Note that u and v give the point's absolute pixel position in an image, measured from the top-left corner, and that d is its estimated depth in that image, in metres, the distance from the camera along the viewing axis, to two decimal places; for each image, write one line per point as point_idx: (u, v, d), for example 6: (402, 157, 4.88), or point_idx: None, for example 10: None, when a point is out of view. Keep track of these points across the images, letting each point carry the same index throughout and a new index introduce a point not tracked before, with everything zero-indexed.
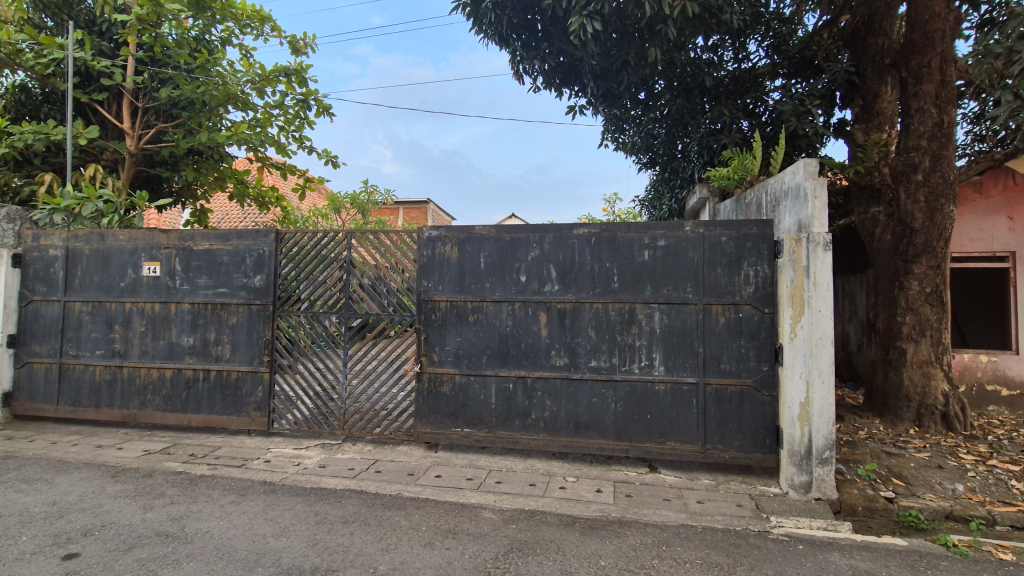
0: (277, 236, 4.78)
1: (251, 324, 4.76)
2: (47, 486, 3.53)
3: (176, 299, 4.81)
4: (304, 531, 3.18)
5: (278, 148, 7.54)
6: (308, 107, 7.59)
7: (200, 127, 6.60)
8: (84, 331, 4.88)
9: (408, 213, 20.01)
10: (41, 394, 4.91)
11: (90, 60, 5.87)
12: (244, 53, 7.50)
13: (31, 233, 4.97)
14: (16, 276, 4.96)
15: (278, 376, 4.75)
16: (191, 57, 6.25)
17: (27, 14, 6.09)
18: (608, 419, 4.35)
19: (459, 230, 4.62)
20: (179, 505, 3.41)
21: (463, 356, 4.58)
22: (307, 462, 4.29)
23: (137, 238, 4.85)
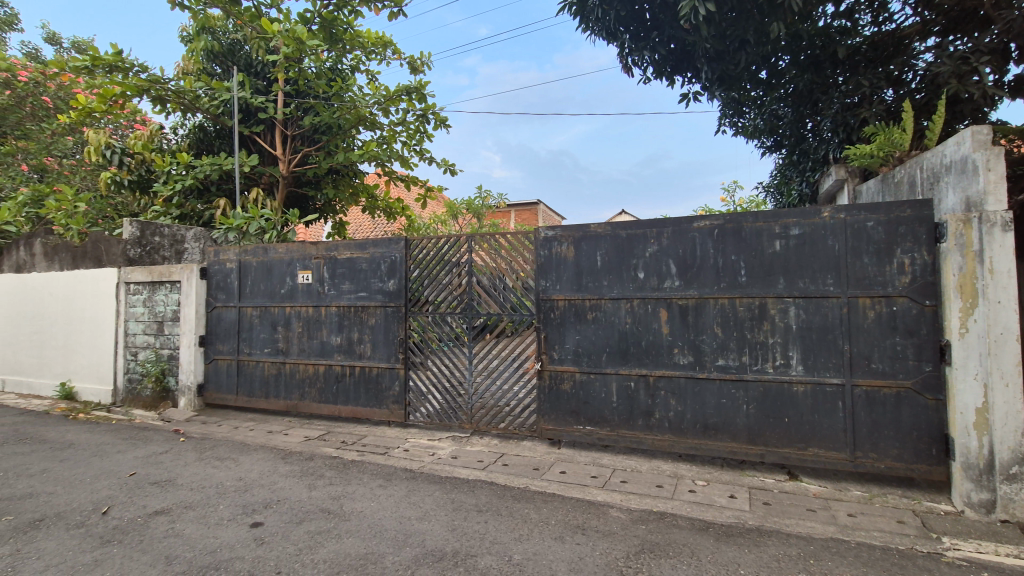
0: (406, 243, 5.17)
1: (387, 324, 5.20)
2: (234, 463, 4.15)
3: (325, 303, 5.39)
4: (443, 517, 3.40)
5: (403, 162, 8.14)
6: (427, 121, 8.11)
7: (337, 148, 7.39)
8: (254, 332, 5.65)
9: (520, 215, 20.50)
10: (224, 385, 5.75)
11: (250, 98, 6.80)
12: (371, 77, 8.22)
13: (213, 250, 5.83)
14: (203, 286, 5.82)
15: (412, 372, 5.14)
16: (327, 86, 6.99)
17: (202, 65, 7.20)
18: (739, 421, 4.10)
19: (574, 229, 4.65)
20: (336, 485, 3.82)
21: (582, 355, 4.60)
22: (441, 452, 4.58)
23: (293, 250, 5.53)
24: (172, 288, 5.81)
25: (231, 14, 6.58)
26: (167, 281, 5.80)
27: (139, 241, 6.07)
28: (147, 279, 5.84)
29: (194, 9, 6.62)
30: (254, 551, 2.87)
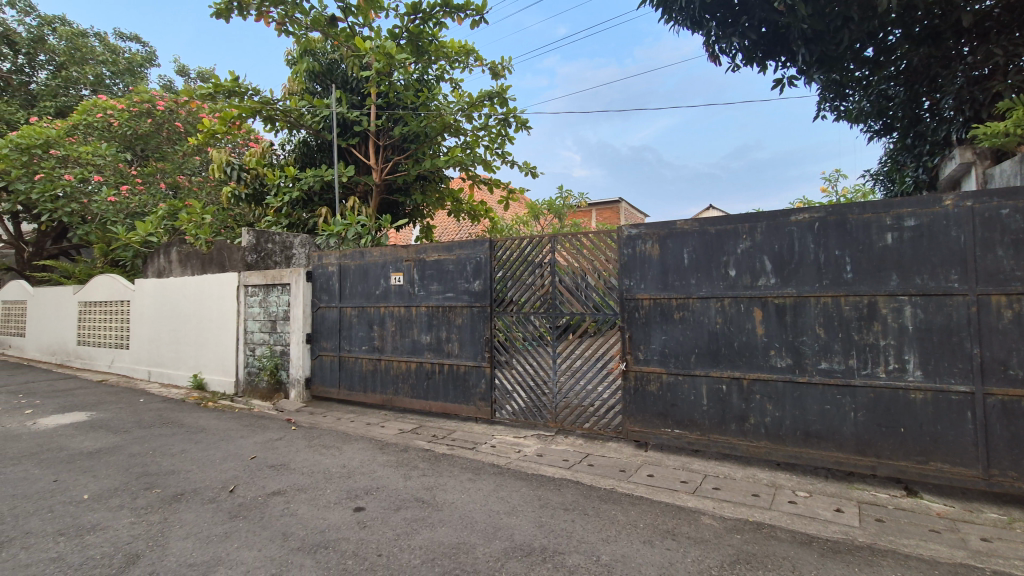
0: (491, 244, 5.31)
1: (474, 323, 5.37)
2: (338, 452, 4.49)
3: (416, 303, 5.68)
4: (531, 513, 3.47)
5: (486, 166, 8.36)
6: (509, 124, 8.26)
7: (425, 155, 7.79)
8: (353, 331, 6.07)
9: (601, 214, 20.20)
10: (328, 379, 6.24)
11: (346, 113, 7.31)
12: (455, 85, 8.52)
13: (317, 255, 6.33)
14: (309, 287, 6.35)
15: (498, 370, 5.28)
16: (414, 97, 7.34)
17: (305, 85, 7.83)
18: (846, 429, 3.80)
19: (660, 226, 4.53)
20: (429, 477, 4.01)
21: (669, 355, 4.48)
22: (527, 450, 4.66)
23: (386, 253, 5.86)
24: (282, 290, 6.38)
25: (329, 36, 7.10)
26: (278, 283, 6.38)
27: (255, 248, 6.72)
28: (262, 282, 6.47)
29: (297, 34, 7.22)
30: (358, 533, 3.08)
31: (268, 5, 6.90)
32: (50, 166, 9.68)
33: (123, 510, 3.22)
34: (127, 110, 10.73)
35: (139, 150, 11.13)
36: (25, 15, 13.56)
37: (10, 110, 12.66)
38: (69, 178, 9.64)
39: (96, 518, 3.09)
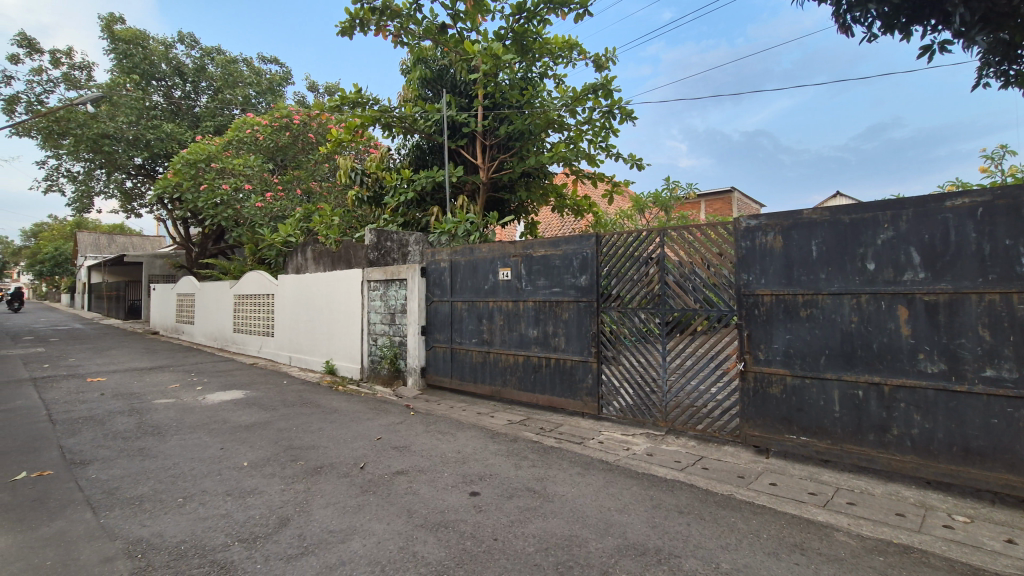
0: (597, 239, 5.27)
1: (580, 318, 5.36)
2: (453, 438, 4.73)
3: (523, 298, 5.79)
4: (644, 512, 3.39)
5: (589, 160, 8.29)
6: (613, 116, 8.12)
7: (529, 153, 7.93)
8: (464, 324, 6.33)
9: (711, 205, 19.04)
10: (441, 369, 6.58)
11: (456, 115, 7.64)
12: (558, 81, 8.54)
13: (430, 252, 6.68)
14: (423, 282, 6.73)
15: (604, 366, 5.23)
16: (520, 95, 7.48)
17: (418, 91, 8.26)
18: (1020, 448, 3.25)
19: (784, 217, 4.20)
20: (540, 468, 4.08)
21: (795, 356, 4.13)
22: (636, 448, 4.56)
23: (495, 250, 6.05)
24: (400, 285, 6.83)
25: (440, 43, 7.44)
26: (397, 279, 6.84)
27: (376, 246, 7.27)
28: (383, 278, 6.98)
29: (411, 43, 7.65)
30: (475, 516, 3.23)
31: (386, 19, 7.39)
32: (211, 178, 11.24)
33: (275, 477, 3.66)
34: (270, 125, 12.11)
35: (279, 160, 12.48)
36: (191, 48, 15.82)
37: (181, 131, 14.85)
38: (226, 188, 11.12)
39: (255, 482, 3.54)
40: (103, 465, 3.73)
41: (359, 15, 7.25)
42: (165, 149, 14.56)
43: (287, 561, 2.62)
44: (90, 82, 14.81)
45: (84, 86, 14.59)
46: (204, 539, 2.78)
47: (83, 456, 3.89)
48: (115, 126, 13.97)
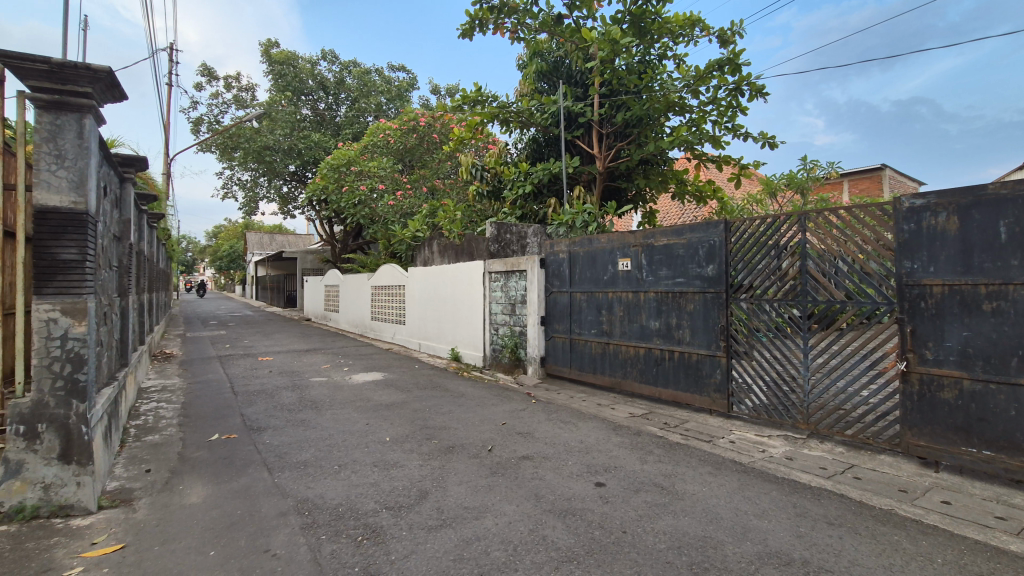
0: (726, 226, 4.94)
1: (707, 310, 5.07)
2: (575, 428, 4.74)
3: (644, 289, 5.61)
4: (786, 520, 3.12)
5: (713, 142, 7.79)
6: (741, 93, 7.53)
7: (648, 138, 7.65)
8: (583, 314, 6.31)
9: (857, 184, 16.89)
10: (560, 358, 6.63)
11: (572, 106, 7.61)
12: (678, 62, 8.11)
13: (549, 244, 6.74)
14: (542, 273, 6.80)
15: (734, 361, 4.89)
16: (638, 80, 7.25)
17: (534, 85, 8.34)
18: None
19: (961, 194, 3.59)
20: (666, 464, 3.94)
21: (975, 356, 3.51)
22: (773, 451, 4.22)
23: (615, 239, 5.94)
24: (520, 276, 6.98)
25: (556, 35, 7.41)
26: (517, 270, 7.00)
27: (496, 239, 7.52)
28: (503, 269, 7.18)
29: (527, 38, 7.74)
30: (602, 507, 3.21)
31: (504, 17, 7.56)
32: (351, 180, 12.40)
33: (413, 453, 3.96)
34: (399, 128, 13.01)
35: (407, 161, 13.38)
36: (332, 64, 17.51)
37: (325, 140, 16.57)
38: (363, 189, 12.21)
39: (396, 456, 3.86)
40: (275, 432, 4.31)
41: (478, 15, 7.50)
42: (313, 156, 16.35)
43: (428, 531, 2.82)
44: (254, 101, 17.06)
45: (250, 105, 16.84)
46: (357, 504, 3.09)
47: (259, 424, 4.53)
48: (274, 138, 15.97)
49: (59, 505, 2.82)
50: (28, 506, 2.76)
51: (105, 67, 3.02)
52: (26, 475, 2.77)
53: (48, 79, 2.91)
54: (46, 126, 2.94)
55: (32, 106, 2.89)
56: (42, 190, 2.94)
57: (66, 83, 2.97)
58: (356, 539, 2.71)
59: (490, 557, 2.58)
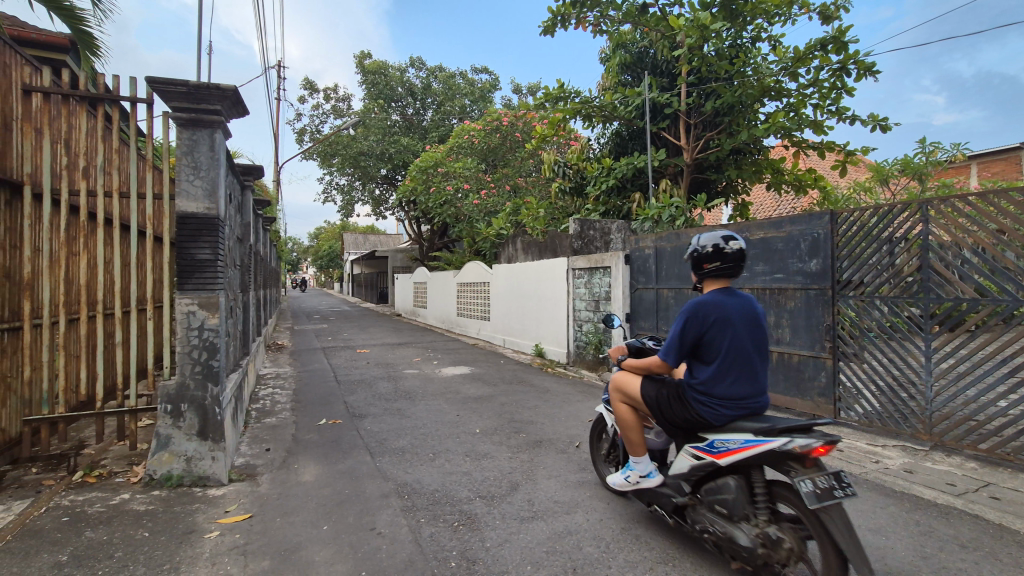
0: (832, 217, 4.57)
1: (810, 308, 4.72)
2: None
3: (739, 285, 5.35)
4: (909, 538, 2.82)
5: (814, 127, 7.22)
6: (847, 73, 6.92)
7: (740, 127, 7.25)
8: (671, 311, 6.12)
9: (989, 167, 14.91)
10: None
11: (657, 97, 7.38)
12: (774, 43, 7.60)
13: (634, 239, 6.61)
14: (627, 270, 6.67)
15: (842, 364, 4.52)
16: (729, 65, 6.89)
17: (618, 77, 8.20)
18: None
19: None
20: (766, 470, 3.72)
21: None
22: (890, 462, 3.81)
23: (705, 234, 5.70)
24: (605, 273, 6.89)
25: (641, 25, 7.21)
26: (601, 267, 6.92)
27: (580, 236, 7.51)
28: (587, 266, 7.13)
29: (611, 30, 7.60)
30: None
31: (587, 11, 7.48)
32: (438, 181, 12.88)
33: (503, 445, 4.05)
34: (483, 129, 13.31)
35: (491, 161, 13.66)
36: (419, 70, 18.25)
37: (413, 144, 17.33)
38: (449, 189, 12.65)
39: (487, 448, 3.97)
40: (374, 420, 4.59)
41: (561, 12, 7.48)
42: (402, 160, 17.16)
43: (520, 522, 2.88)
44: (350, 110, 18.21)
45: (346, 114, 18.00)
46: (452, 491, 3.22)
47: (360, 411, 4.85)
48: (367, 144, 16.97)
49: (198, 476, 3.20)
50: (174, 475, 3.16)
51: (231, 85, 3.35)
52: (173, 448, 3.18)
53: (187, 100, 3.29)
54: (185, 141, 3.34)
55: (174, 124, 3.31)
56: (183, 198, 3.34)
57: (201, 102, 3.34)
58: (453, 525, 2.82)
59: (583, 552, 2.59)
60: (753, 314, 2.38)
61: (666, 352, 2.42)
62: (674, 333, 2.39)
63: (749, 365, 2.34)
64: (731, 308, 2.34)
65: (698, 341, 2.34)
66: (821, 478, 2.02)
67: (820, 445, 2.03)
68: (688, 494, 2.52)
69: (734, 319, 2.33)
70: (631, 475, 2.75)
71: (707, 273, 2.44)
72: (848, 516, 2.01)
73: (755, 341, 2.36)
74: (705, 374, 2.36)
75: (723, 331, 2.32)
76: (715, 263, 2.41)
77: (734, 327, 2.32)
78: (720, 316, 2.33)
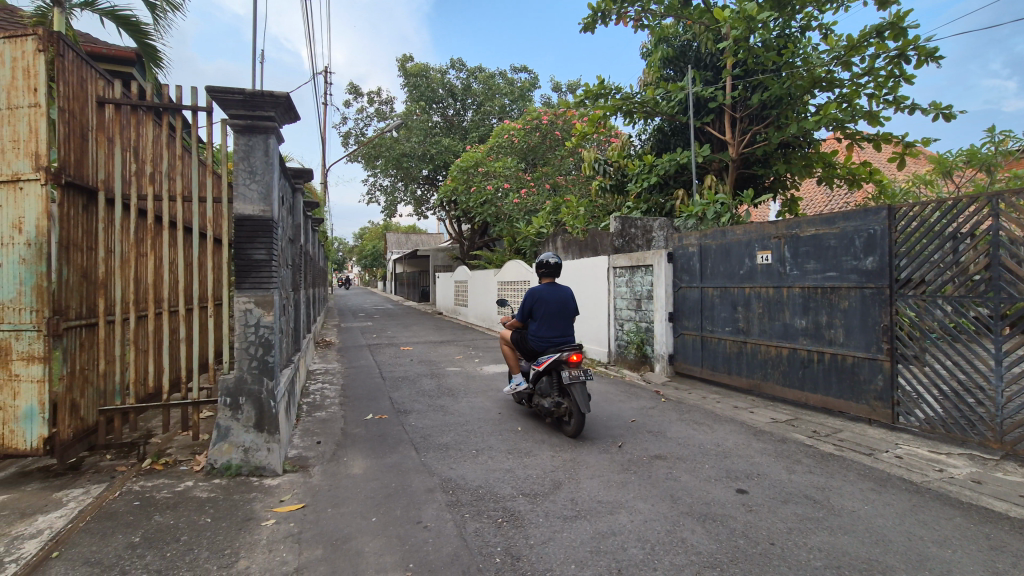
0: (890, 212, 4.35)
1: (866, 308, 4.51)
2: (711, 430, 4.52)
3: (788, 284, 5.16)
4: (976, 551, 2.66)
5: (869, 118, 6.89)
6: (906, 60, 6.56)
7: (789, 120, 6.99)
8: (716, 311, 5.97)
9: None
10: (691, 356, 6.34)
11: (702, 91, 7.20)
12: (826, 31, 7.29)
13: (677, 237, 6.48)
14: (671, 268, 6.55)
15: (901, 366, 4.29)
16: (778, 57, 6.65)
17: (660, 73, 8.07)
18: None
19: None
20: (818, 476, 3.59)
21: None
22: (955, 471, 3.60)
23: (752, 231, 5.53)
24: (646, 271, 6.78)
25: (683, 18, 7.06)
26: (643, 265, 6.81)
27: (621, 234, 7.43)
28: (629, 264, 7.03)
29: (653, 25, 7.47)
30: (745, 515, 3.02)
31: (628, 5, 7.38)
32: (478, 181, 13.01)
33: (545, 444, 4.07)
34: (523, 128, 13.34)
35: (531, 160, 13.68)
36: (460, 71, 18.44)
37: (454, 144, 17.55)
38: (490, 189, 12.75)
39: (529, 446, 4.00)
40: (419, 416, 4.70)
41: (601, 8, 7.41)
42: (444, 160, 17.41)
43: (564, 520, 2.88)
44: (393, 113, 18.62)
45: (389, 117, 18.40)
46: (496, 488, 3.26)
47: (405, 407, 4.97)
48: (410, 145, 17.30)
49: (255, 466, 3.35)
50: (234, 465, 3.32)
51: (284, 92, 3.49)
52: (232, 439, 3.34)
53: (242, 107, 3.45)
54: (242, 147, 3.51)
55: (232, 131, 3.48)
56: (240, 201, 3.51)
57: (256, 109, 3.48)
58: (497, 521, 2.86)
59: (628, 553, 2.58)
60: (567, 298, 4.57)
61: (518, 315, 4.61)
62: (522, 306, 4.59)
63: (562, 322, 4.52)
64: (554, 294, 4.50)
65: (530, 309, 4.54)
66: (575, 373, 4.17)
67: (573, 353, 4.27)
68: (529, 388, 4.68)
69: (552, 299, 4.50)
70: (516, 386, 4.80)
71: (544, 276, 4.66)
72: (585, 387, 4.10)
73: (564, 311, 4.53)
74: (536, 327, 4.51)
75: (548, 305, 4.47)
76: (545, 269, 4.64)
77: (550, 300, 4.50)
78: (546, 298, 4.50)
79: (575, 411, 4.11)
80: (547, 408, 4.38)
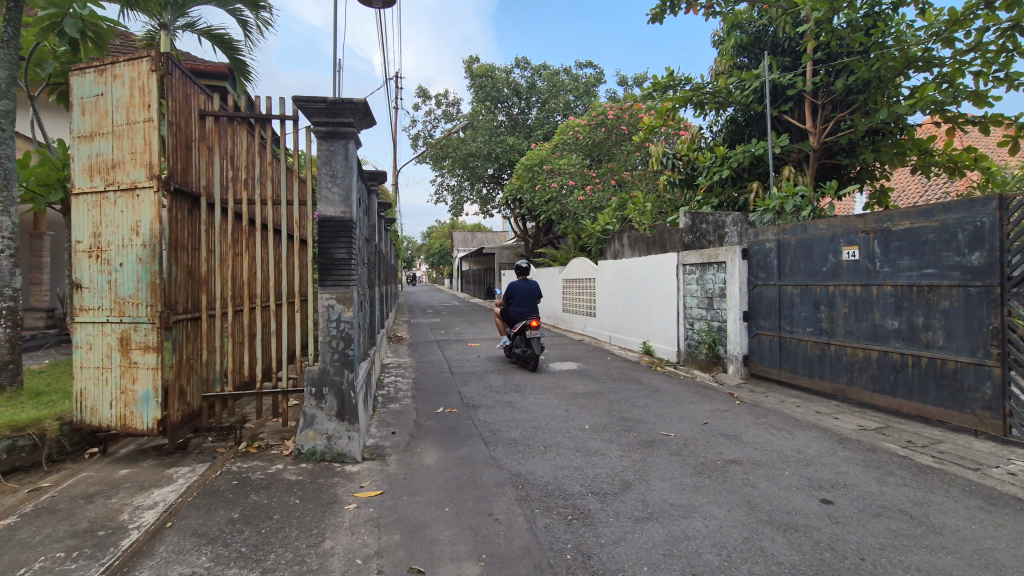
0: (1001, 202, 3.92)
1: (972, 309, 4.10)
2: (791, 435, 4.29)
3: (878, 282, 4.80)
4: None
5: (975, 98, 6.25)
6: (1021, 32, 5.89)
7: (879, 104, 6.48)
8: (796, 310, 5.66)
9: None
10: (768, 358, 6.04)
11: (779, 78, 6.82)
12: (922, 6, 6.67)
13: (752, 232, 6.19)
14: (745, 265, 6.25)
15: (1014, 373, 3.86)
16: (866, 37, 6.18)
17: (733, 61, 7.75)
18: None
19: None
20: (915, 489, 3.32)
21: None
22: None
23: (837, 225, 5.19)
24: (719, 268, 6.50)
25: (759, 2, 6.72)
26: (715, 262, 6.53)
27: (691, 230, 7.20)
28: (699, 261, 6.78)
29: (725, 11, 7.17)
30: (831, 527, 2.85)
31: None
32: (543, 179, 13.04)
33: (614, 443, 4.03)
34: (588, 124, 13.20)
35: (596, 156, 13.54)
36: (524, 70, 18.50)
37: (519, 143, 17.65)
38: (555, 187, 12.76)
39: (598, 445, 3.97)
40: (487, 411, 4.79)
41: None
42: (508, 159, 17.57)
43: (635, 521, 2.85)
44: (458, 114, 19.01)
45: (456, 118, 18.81)
46: (565, 485, 3.27)
47: (474, 402, 5.09)
48: (476, 145, 17.61)
49: (337, 453, 3.56)
50: (318, 451, 3.55)
51: (362, 99, 3.65)
52: (316, 426, 3.57)
53: (325, 115, 3.65)
54: (324, 153, 3.72)
55: (316, 138, 3.70)
56: (322, 203, 3.73)
57: (337, 115, 3.67)
58: (567, 518, 2.87)
59: (703, 558, 2.50)
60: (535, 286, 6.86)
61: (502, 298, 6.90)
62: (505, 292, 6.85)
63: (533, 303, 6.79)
64: (526, 284, 6.80)
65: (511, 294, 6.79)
66: (534, 332, 6.38)
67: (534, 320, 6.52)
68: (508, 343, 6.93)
69: (524, 288, 6.78)
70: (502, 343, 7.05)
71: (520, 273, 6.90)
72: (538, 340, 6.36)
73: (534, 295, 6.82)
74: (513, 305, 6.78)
75: (522, 291, 6.68)
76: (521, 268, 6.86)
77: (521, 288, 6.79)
78: (520, 287, 6.78)
79: (534, 354, 6.39)
80: (519, 354, 6.65)
